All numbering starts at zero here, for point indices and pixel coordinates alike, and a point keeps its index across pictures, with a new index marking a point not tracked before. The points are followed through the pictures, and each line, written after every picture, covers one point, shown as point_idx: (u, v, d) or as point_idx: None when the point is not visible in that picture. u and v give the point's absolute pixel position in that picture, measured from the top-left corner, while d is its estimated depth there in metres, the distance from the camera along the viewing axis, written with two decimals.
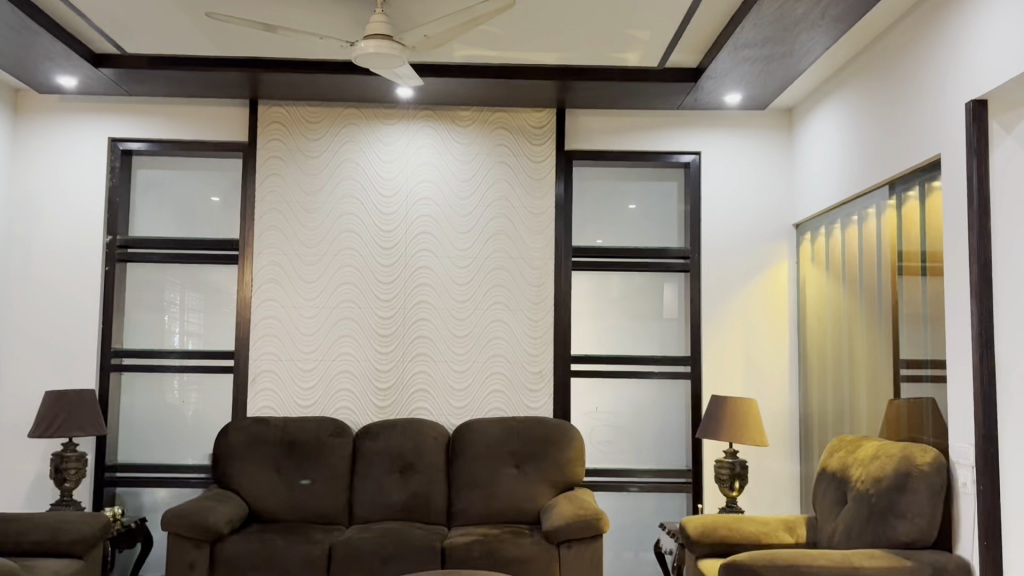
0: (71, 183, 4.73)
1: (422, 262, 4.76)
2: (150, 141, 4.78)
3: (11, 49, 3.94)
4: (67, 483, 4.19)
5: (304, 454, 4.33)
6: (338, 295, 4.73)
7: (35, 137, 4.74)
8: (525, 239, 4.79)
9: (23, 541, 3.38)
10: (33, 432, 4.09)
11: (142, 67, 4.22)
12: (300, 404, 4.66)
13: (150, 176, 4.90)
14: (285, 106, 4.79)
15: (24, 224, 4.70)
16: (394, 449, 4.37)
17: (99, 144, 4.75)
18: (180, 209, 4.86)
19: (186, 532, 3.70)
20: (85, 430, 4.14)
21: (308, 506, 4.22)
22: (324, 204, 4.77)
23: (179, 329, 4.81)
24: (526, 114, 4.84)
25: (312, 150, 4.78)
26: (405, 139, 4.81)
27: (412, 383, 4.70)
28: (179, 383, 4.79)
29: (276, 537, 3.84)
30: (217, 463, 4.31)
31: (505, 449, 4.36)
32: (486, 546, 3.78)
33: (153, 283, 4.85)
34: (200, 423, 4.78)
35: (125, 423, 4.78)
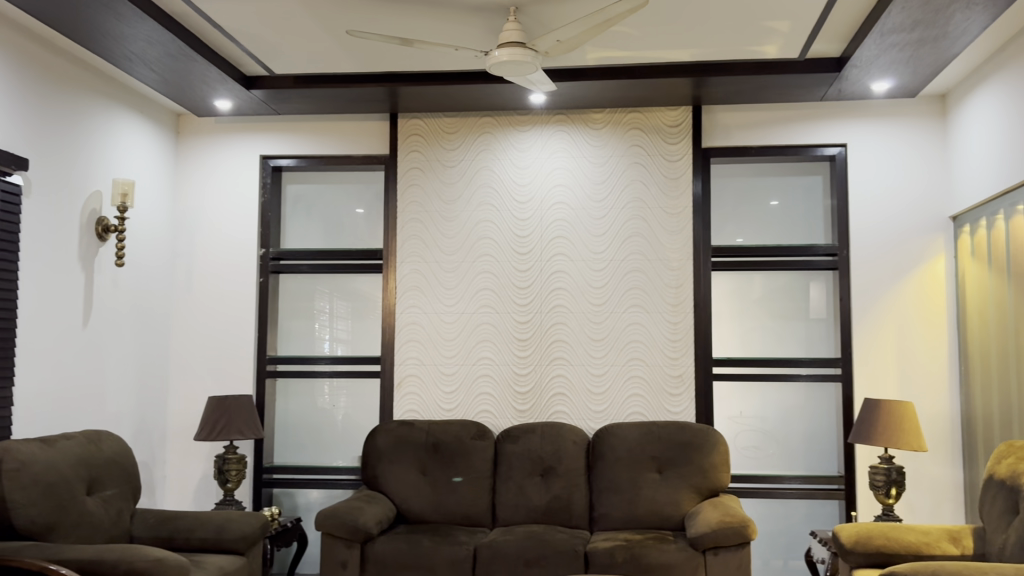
0: (227, 199, 5.00)
1: (558, 265, 4.77)
2: (298, 158, 5.00)
3: (172, 76, 4.22)
4: (230, 484, 4.42)
5: (448, 456, 4.42)
6: (477, 300, 4.81)
7: (195, 158, 5.04)
8: (663, 240, 4.72)
9: (191, 537, 3.59)
10: (200, 434, 4.34)
11: (289, 86, 4.42)
12: (443, 408, 4.76)
13: (299, 191, 5.14)
14: (423, 118, 4.91)
15: (185, 240, 5.00)
16: (534, 453, 4.39)
17: (252, 161, 5.01)
18: (328, 221, 5.08)
19: (338, 532, 3.84)
20: (244, 433, 4.36)
21: (453, 508, 4.30)
22: (461, 212, 4.86)
23: (329, 336, 5.01)
24: (660, 113, 4.77)
25: (450, 160, 4.88)
26: (539, 144, 4.83)
27: (550, 387, 4.71)
28: (330, 388, 4.99)
29: (424, 539, 3.92)
30: (366, 464, 4.46)
31: (646, 453, 4.30)
32: (630, 551, 3.74)
33: (305, 293, 5.08)
34: (349, 426, 4.96)
35: (280, 426, 5.02)
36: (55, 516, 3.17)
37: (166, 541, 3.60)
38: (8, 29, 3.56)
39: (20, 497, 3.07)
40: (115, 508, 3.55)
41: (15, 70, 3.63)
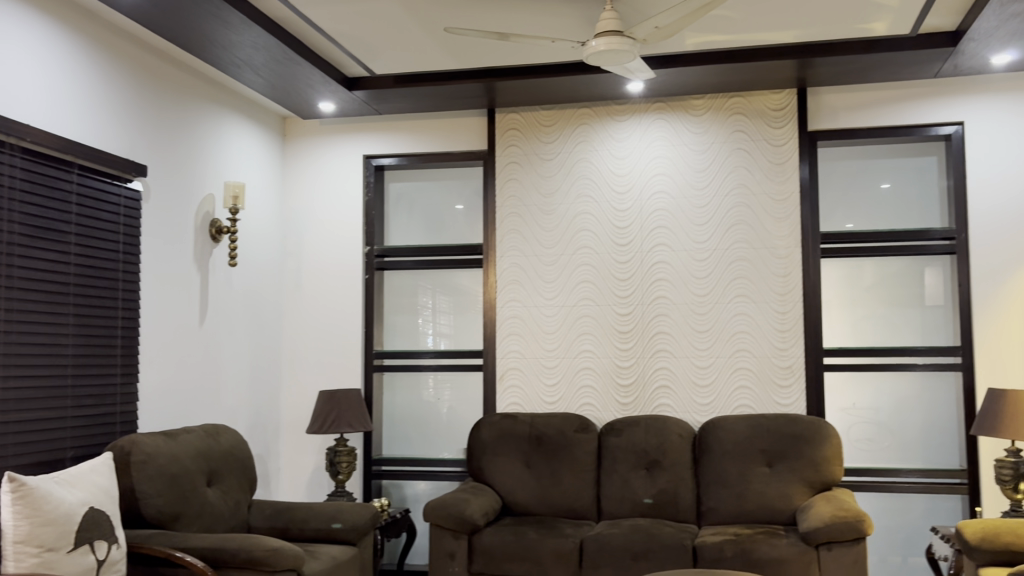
0: (333, 198, 5.13)
1: (659, 256, 4.71)
2: (399, 156, 5.09)
3: (279, 80, 4.35)
4: (340, 476, 4.54)
5: (552, 449, 4.43)
6: (577, 293, 4.79)
7: (302, 160, 5.19)
8: (768, 227, 4.61)
9: (305, 528, 3.70)
10: (312, 427, 4.47)
11: (389, 86, 4.50)
12: (546, 401, 4.77)
13: (401, 189, 5.23)
14: (520, 111, 4.92)
15: (295, 239, 5.15)
16: (639, 445, 4.35)
17: (355, 161, 5.12)
18: (430, 218, 5.15)
19: (445, 523, 3.90)
20: (354, 426, 4.47)
21: (558, 501, 4.31)
22: (560, 205, 4.84)
23: (432, 331, 5.08)
24: (764, 97, 4.65)
25: (548, 153, 4.87)
26: (638, 133, 4.78)
27: (654, 379, 4.66)
28: (434, 382, 5.06)
29: (530, 531, 3.94)
30: (472, 456, 4.51)
31: (755, 446, 4.21)
32: (739, 546, 3.66)
33: (408, 289, 5.16)
34: (454, 419, 5.02)
35: (387, 419, 5.12)
36: (179, 505, 3.32)
37: (281, 530, 3.72)
38: (123, 41, 3.75)
39: (147, 488, 3.23)
40: (234, 498, 3.70)
41: (132, 81, 3.81)
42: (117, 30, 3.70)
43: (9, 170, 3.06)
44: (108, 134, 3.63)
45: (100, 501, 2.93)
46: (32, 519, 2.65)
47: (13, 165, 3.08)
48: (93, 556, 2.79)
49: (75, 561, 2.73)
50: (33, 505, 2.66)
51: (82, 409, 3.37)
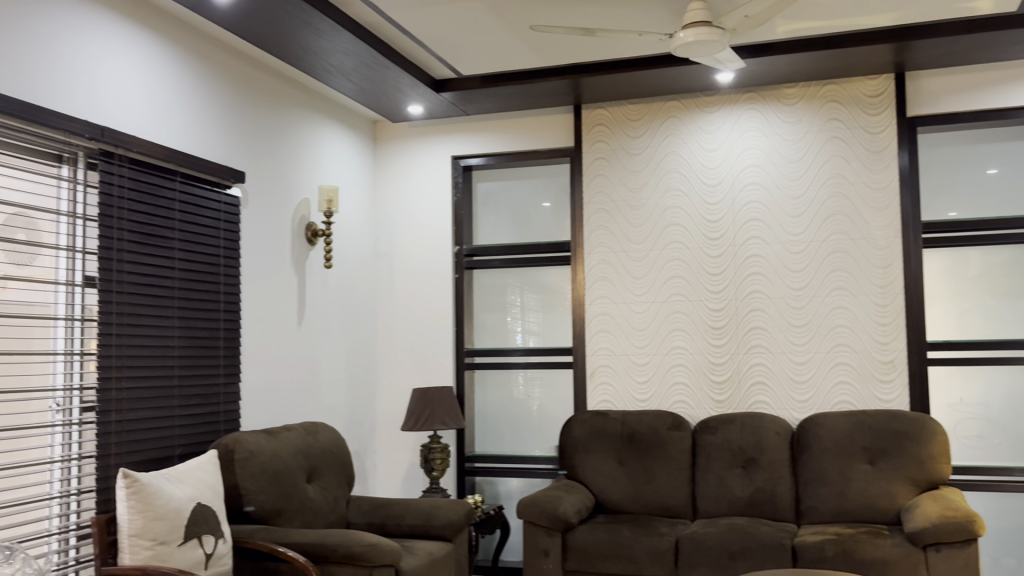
0: (423, 199, 5.20)
1: (752, 249, 4.62)
2: (487, 156, 5.12)
3: (368, 85, 4.43)
4: (434, 472, 4.61)
5: (645, 447, 4.39)
6: (669, 289, 4.74)
7: (392, 162, 5.28)
8: (867, 218, 4.47)
9: (402, 523, 3.76)
10: (406, 424, 4.54)
11: (476, 87, 4.53)
12: (638, 398, 4.73)
13: (489, 188, 5.26)
14: (607, 106, 4.89)
15: (386, 241, 5.24)
16: (735, 443, 4.27)
17: (444, 162, 5.18)
18: (517, 216, 5.16)
19: (539, 521, 3.91)
20: (446, 423, 4.52)
21: (653, 499, 4.28)
22: (649, 200, 4.80)
23: (521, 329, 5.10)
24: (859, 84, 4.50)
25: (635, 148, 4.83)
26: (728, 124, 4.69)
27: (749, 375, 4.57)
28: (524, 379, 5.07)
29: (624, 529, 3.92)
30: (564, 454, 4.52)
31: (856, 444, 4.08)
32: (842, 546, 3.56)
33: (498, 287, 5.20)
34: (545, 416, 5.02)
35: (480, 416, 5.16)
36: (281, 502, 3.42)
37: (379, 526, 3.79)
38: (220, 52, 3.88)
39: (251, 484, 3.34)
40: (333, 494, 3.79)
41: (229, 91, 3.94)
42: (213, 41, 3.84)
43: (118, 181, 3.20)
44: (208, 142, 3.77)
45: (207, 497, 3.04)
46: (146, 514, 2.78)
47: (121, 177, 3.22)
48: (202, 550, 2.90)
49: (185, 554, 2.84)
50: (146, 500, 2.79)
51: (189, 408, 3.50)
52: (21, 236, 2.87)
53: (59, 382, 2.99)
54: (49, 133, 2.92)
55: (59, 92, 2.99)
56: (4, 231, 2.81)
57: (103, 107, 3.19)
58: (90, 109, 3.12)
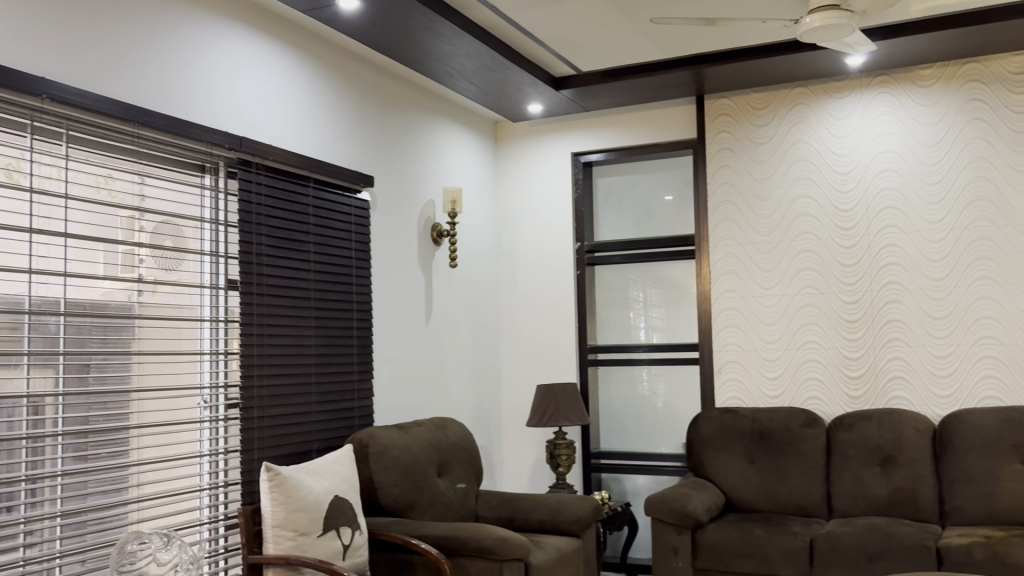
0: (545, 196, 5.23)
1: (888, 238, 4.43)
2: (607, 151, 5.11)
3: (490, 86, 4.49)
4: (561, 468, 4.63)
5: (776, 444, 4.28)
6: (799, 282, 4.60)
7: (513, 161, 5.34)
8: (1014, 203, 4.21)
9: (530, 519, 3.79)
10: (531, 421, 4.58)
11: (596, 83, 4.52)
12: (768, 394, 4.62)
13: (610, 183, 5.24)
14: (731, 96, 4.78)
15: (509, 239, 5.31)
16: (872, 441, 4.11)
17: (565, 159, 5.19)
18: (639, 212, 5.12)
19: (667, 518, 3.87)
20: (572, 420, 4.53)
21: (785, 497, 4.17)
22: (776, 190, 4.67)
23: (645, 324, 5.06)
24: (1003, 61, 4.25)
25: (761, 137, 4.71)
26: (860, 109, 4.51)
27: (886, 371, 4.39)
28: (648, 376, 5.03)
29: (756, 528, 3.84)
30: (692, 451, 4.46)
31: (1005, 441, 3.85)
32: (991, 549, 3.37)
33: (620, 283, 5.17)
34: (671, 414, 4.96)
35: (605, 413, 5.15)
36: (413, 495, 3.51)
37: (507, 520, 3.84)
38: (347, 60, 4.02)
39: (384, 478, 3.45)
40: (463, 489, 3.86)
41: (356, 98, 4.07)
42: (341, 50, 3.98)
43: (256, 189, 3.36)
44: (338, 149, 3.91)
45: (344, 490, 3.15)
46: (287, 505, 2.91)
47: (259, 184, 3.38)
48: (340, 541, 3.01)
49: (324, 545, 2.96)
50: (287, 493, 2.92)
51: (325, 405, 3.65)
52: (168, 243, 3.05)
53: (206, 380, 3.17)
54: (193, 146, 3.10)
55: (201, 106, 3.17)
56: (153, 239, 2.99)
57: (240, 119, 3.36)
58: (229, 120, 3.30)
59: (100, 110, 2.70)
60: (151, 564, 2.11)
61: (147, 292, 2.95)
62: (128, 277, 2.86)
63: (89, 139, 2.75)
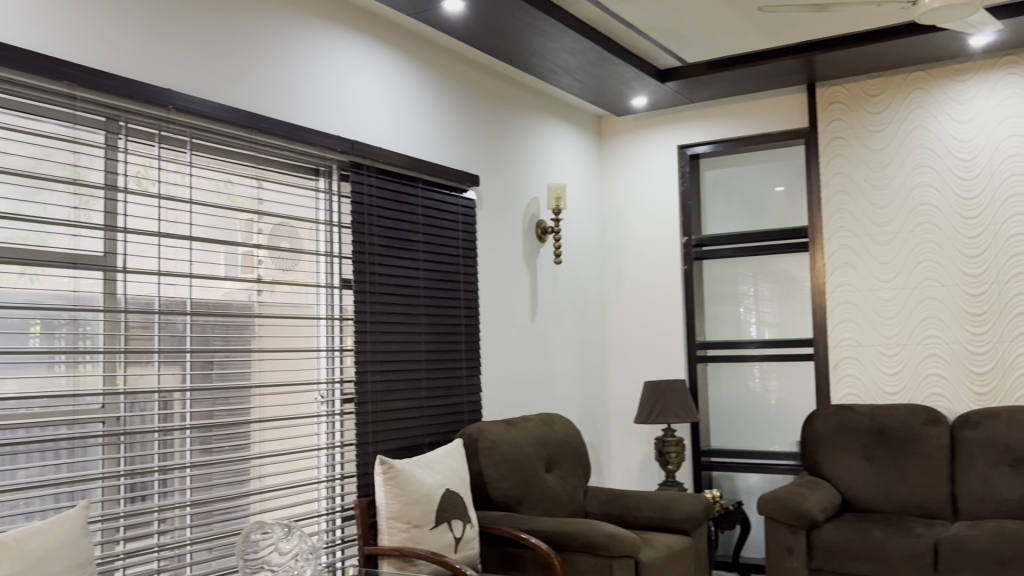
0: (651, 190, 5.18)
1: (1017, 227, 4.20)
2: (715, 143, 5.02)
3: (594, 81, 4.48)
4: (670, 465, 4.58)
5: (896, 443, 4.13)
6: (919, 273, 4.42)
7: (618, 156, 5.31)
8: None
9: (640, 515, 3.77)
10: (640, 417, 4.56)
11: (702, 74, 4.46)
12: (887, 391, 4.45)
13: (717, 176, 5.13)
14: (844, 83, 4.63)
15: (614, 234, 5.29)
16: (1001, 440, 3.91)
17: (671, 153, 5.12)
18: (748, 204, 5.00)
19: (781, 517, 3.79)
20: (681, 416, 4.48)
21: (906, 497, 4.01)
22: (894, 179, 4.50)
23: (756, 320, 4.94)
24: None
25: (877, 124, 4.54)
26: (984, 92, 4.29)
27: (1016, 366, 4.16)
28: (760, 372, 4.91)
29: (875, 529, 3.71)
30: (807, 449, 4.35)
31: None
32: None
33: (730, 278, 5.06)
34: (784, 411, 4.83)
35: (715, 410, 5.07)
36: (522, 490, 3.54)
37: (617, 517, 3.83)
38: (452, 61, 4.08)
39: (494, 473, 3.49)
40: (572, 485, 3.87)
41: (462, 98, 4.13)
42: (446, 51, 4.04)
43: (367, 190, 3.45)
44: (444, 149, 3.97)
45: (455, 484, 3.20)
46: (401, 498, 2.99)
47: (370, 186, 3.47)
48: (452, 534, 3.06)
49: (436, 537, 3.02)
50: (401, 486, 3.00)
51: (436, 401, 3.71)
52: (285, 244, 3.16)
53: (323, 376, 3.28)
54: (307, 150, 3.21)
55: (313, 111, 3.28)
56: (271, 240, 3.11)
57: (351, 123, 3.45)
58: (341, 123, 3.40)
59: (220, 117, 2.83)
60: (274, 553, 2.19)
61: (266, 292, 3.08)
62: (248, 278, 2.98)
63: (211, 145, 2.87)
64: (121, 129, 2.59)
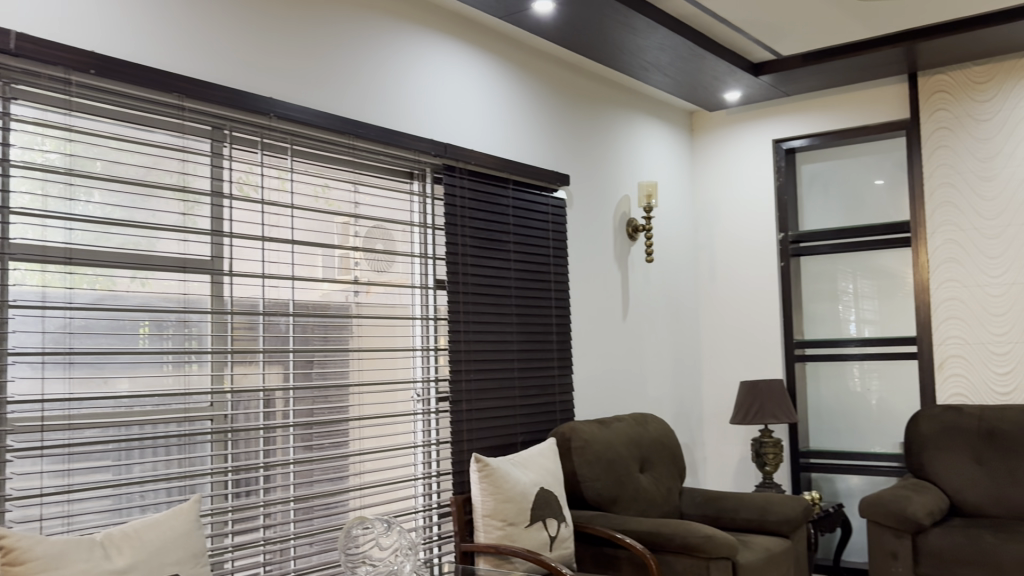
0: (745, 186, 5.09)
1: None
2: (810, 137, 4.91)
3: (686, 77, 4.43)
4: (767, 467, 4.50)
5: (1008, 446, 3.95)
6: None
7: (711, 153, 5.24)
8: None
9: (737, 517, 3.72)
10: (735, 418, 4.49)
11: (797, 66, 4.36)
12: (997, 391, 4.27)
13: (815, 171, 5.02)
14: (948, 71, 4.45)
15: (707, 231, 5.22)
16: None
17: (765, 148, 5.03)
18: (847, 199, 4.87)
19: (885, 520, 3.68)
20: (779, 417, 4.38)
21: (1020, 502, 3.82)
22: (1003, 170, 4.31)
23: (855, 317, 4.81)
24: None
25: (984, 113, 4.36)
26: None
27: None
28: (860, 371, 4.78)
29: (987, 535, 3.56)
30: (911, 452, 4.21)
31: None
32: None
33: (828, 274, 4.93)
34: (886, 412, 4.69)
35: (813, 410, 4.94)
36: (616, 490, 3.53)
37: (713, 518, 3.79)
38: (543, 62, 4.10)
39: (587, 472, 3.49)
40: (666, 485, 3.83)
41: (552, 98, 4.14)
42: (537, 53, 4.06)
43: (460, 192, 3.49)
44: (534, 150, 3.99)
45: (549, 483, 3.22)
46: (496, 495, 3.03)
47: (462, 187, 3.51)
48: (547, 533, 3.07)
49: (531, 535, 3.04)
50: (496, 484, 3.04)
51: (528, 400, 3.74)
52: (380, 246, 3.23)
53: (418, 374, 3.34)
54: (402, 154, 3.27)
55: (407, 116, 3.34)
56: (366, 243, 3.18)
57: (444, 126, 3.51)
58: (434, 128, 3.46)
59: (318, 124, 2.92)
60: (374, 548, 2.24)
61: (362, 292, 3.15)
62: (345, 279, 3.06)
63: (310, 152, 2.96)
64: (226, 137, 2.69)
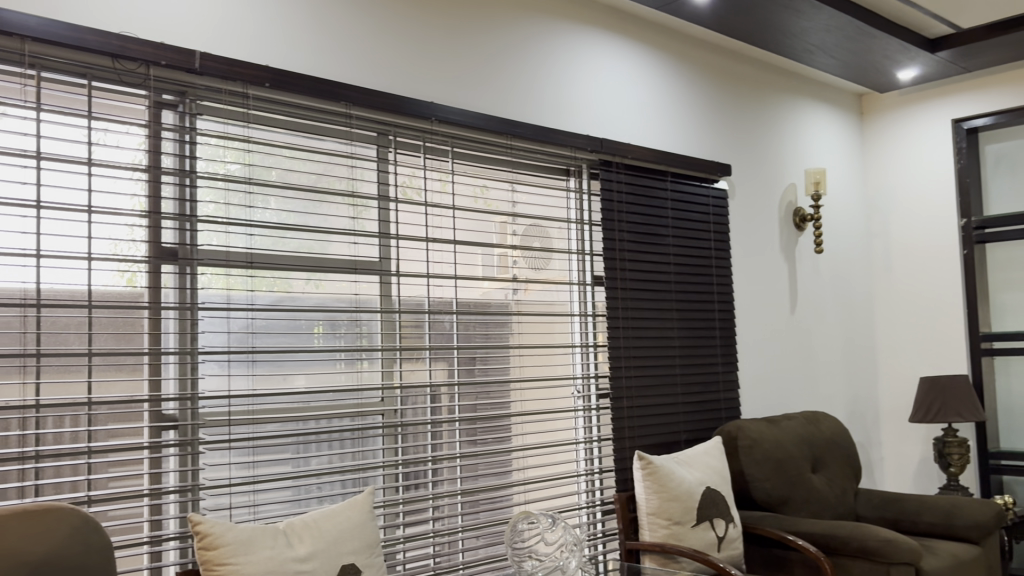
0: (922, 170, 4.79)
1: None
2: (995, 114, 4.55)
3: (854, 57, 4.21)
4: (953, 468, 4.22)
5: None
6: None
7: (884, 137, 4.96)
8: None
9: (919, 521, 3.50)
10: (915, 416, 4.25)
11: (979, 39, 4.05)
12: None
13: (1003, 151, 4.61)
14: None
15: (880, 219, 4.95)
16: None
17: (944, 130, 4.71)
18: None
19: None
20: (963, 416, 4.10)
21: None
22: None
23: None
24: None
25: None
26: None
27: None
28: None
29: None
30: None
31: None
32: None
33: (1020, 261, 4.52)
34: None
35: (1004, 406, 4.56)
36: (787, 491, 3.41)
37: (893, 521, 3.59)
38: (702, 51, 4.00)
39: (755, 472, 3.39)
40: (840, 487, 3.65)
41: (712, 88, 4.04)
42: (696, 42, 3.97)
43: (617, 187, 3.46)
44: (693, 142, 3.90)
45: (716, 482, 3.14)
46: (661, 494, 2.99)
47: (620, 183, 3.48)
48: (714, 533, 3.00)
49: (698, 535, 2.98)
50: (660, 482, 3.00)
51: (691, 397, 3.66)
52: (537, 244, 3.25)
53: (578, 371, 3.33)
54: (559, 151, 3.27)
55: (565, 113, 3.35)
56: (524, 241, 3.21)
57: (601, 121, 3.49)
58: (591, 123, 3.44)
59: (477, 126, 2.96)
60: (540, 543, 2.25)
61: (521, 290, 3.18)
62: (505, 277, 3.10)
63: (471, 153, 3.01)
64: (391, 143, 2.77)
